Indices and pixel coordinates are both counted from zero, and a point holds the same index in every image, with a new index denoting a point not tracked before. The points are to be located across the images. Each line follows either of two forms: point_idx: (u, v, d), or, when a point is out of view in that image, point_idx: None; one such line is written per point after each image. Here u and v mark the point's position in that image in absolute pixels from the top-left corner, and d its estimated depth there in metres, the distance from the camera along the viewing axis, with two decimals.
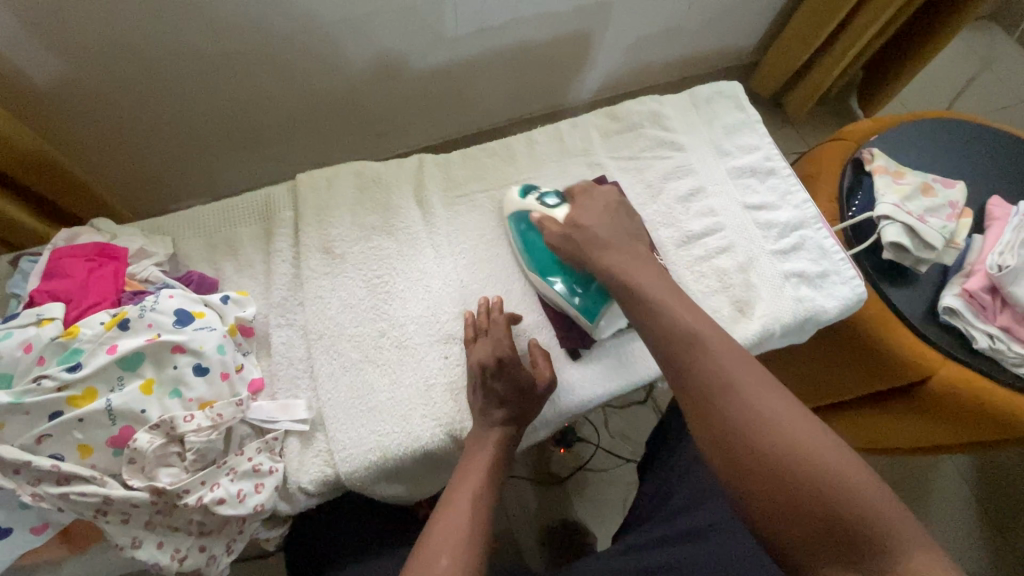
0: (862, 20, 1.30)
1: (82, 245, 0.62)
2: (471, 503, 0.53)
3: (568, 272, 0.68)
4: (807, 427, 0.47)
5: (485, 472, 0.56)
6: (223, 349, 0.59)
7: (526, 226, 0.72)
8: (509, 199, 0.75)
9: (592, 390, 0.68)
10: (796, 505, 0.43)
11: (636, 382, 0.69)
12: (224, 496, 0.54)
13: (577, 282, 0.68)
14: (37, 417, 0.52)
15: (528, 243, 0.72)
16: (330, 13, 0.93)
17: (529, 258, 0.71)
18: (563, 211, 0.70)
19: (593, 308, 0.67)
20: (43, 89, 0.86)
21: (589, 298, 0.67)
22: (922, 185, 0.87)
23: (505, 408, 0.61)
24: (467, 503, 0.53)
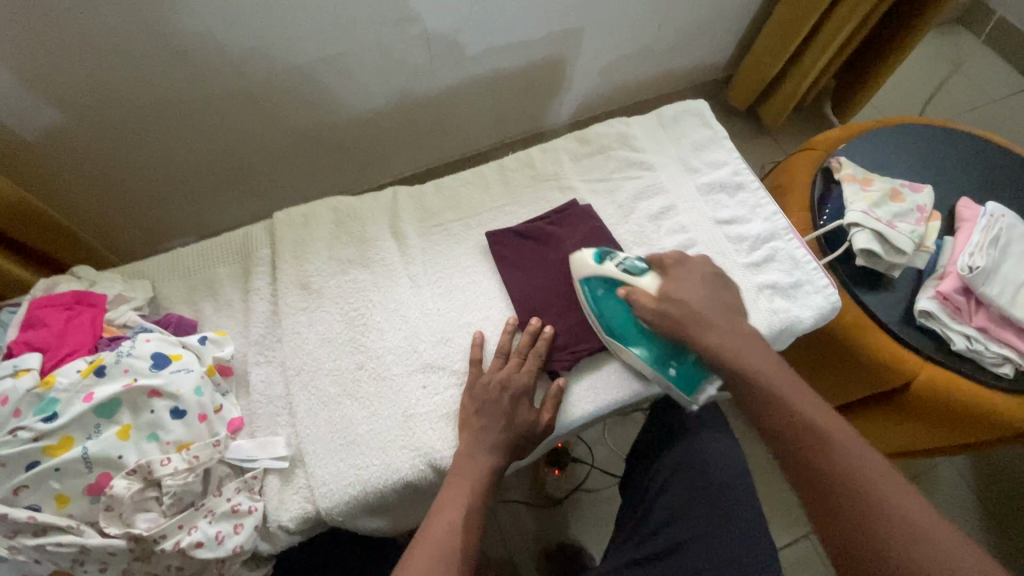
0: (827, 31, 1.34)
1: (60, 294, 0.63)
2: (455, 529, 0.54)
3: (661, 345, 0.68)
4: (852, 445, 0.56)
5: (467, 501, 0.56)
6: (200, 392, 0.60)
7: (602, 288, 0.70)
8: (580, 260, 0.71)
9: (586, 407, 0.69)
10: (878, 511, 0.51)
11: (633, 394, 0.70)
12: (202, 539, 0.53)
13: (672, 355, 0.68)
14: (14, 468, 0.52)
15: (607, 308, 0.70)
16: (308, 53, 0.96)
17: (608, 323, 0.70)
18: (650, 280, 0.69)
19: (687, 378, 0.68)
20: (30, 141, 0.89)
21: (683, 370, 0.68)
22: (891, 192, 0.88)
23: (496, 435, 0.61)
24: (451, 528, 0.54)
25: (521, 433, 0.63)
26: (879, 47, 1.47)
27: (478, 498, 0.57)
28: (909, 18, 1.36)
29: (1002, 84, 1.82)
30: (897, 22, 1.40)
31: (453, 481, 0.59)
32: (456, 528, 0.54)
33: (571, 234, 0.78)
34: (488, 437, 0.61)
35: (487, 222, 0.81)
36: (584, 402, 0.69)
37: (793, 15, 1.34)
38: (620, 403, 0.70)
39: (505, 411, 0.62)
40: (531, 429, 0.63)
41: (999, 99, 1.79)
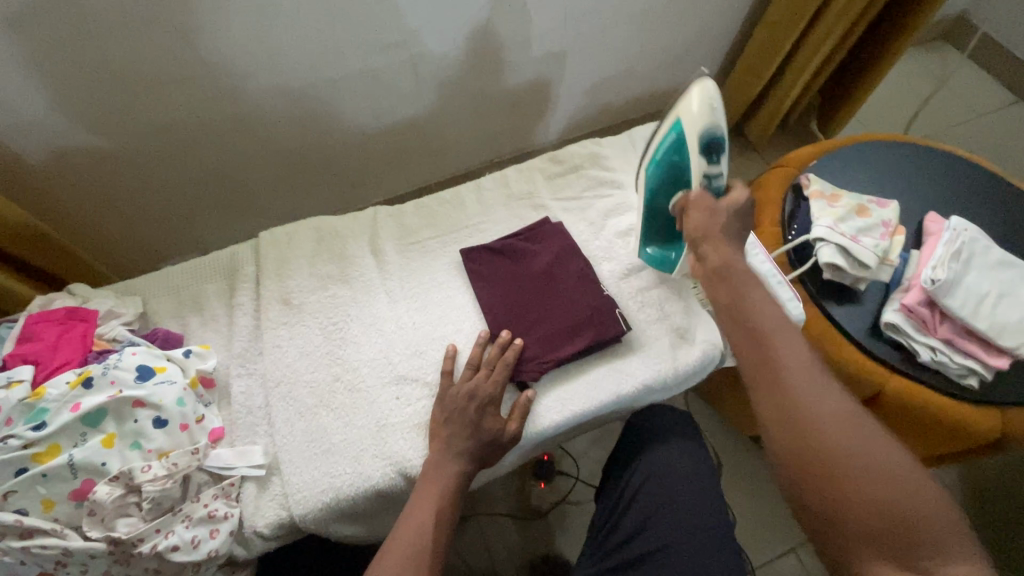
0: (805, 52, 1.38)
1: (54, 310, 0.68)
2: (418, 537, 0.56)
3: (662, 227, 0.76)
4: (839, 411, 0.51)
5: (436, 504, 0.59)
6: (183, 402, 0.64)
7: (681, 159, 0.68)
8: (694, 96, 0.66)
9: (555, 419, 0.71)
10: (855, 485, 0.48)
11: (603, 406, 0.73)
12: (177, 543, 0.56)
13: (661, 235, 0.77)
14: (4, 474, 0.55)
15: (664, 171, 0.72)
16: (298, 79, 1.02)
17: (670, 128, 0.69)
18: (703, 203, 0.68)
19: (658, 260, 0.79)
20: (35, 166, 0.94)
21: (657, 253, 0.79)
22: (857, 207, 0.91)
23: (462, 445, 0.63)
24: (416, 535, 0.56)
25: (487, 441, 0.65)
26: (859, 66, 1.51)
27: (443, 507, 0.59)
28: (887, 36, 1.40)
29: (988, 99, 1.85)
30: (875, 41, 1.44)
31: (419, 490, 0.61)
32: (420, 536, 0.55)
33: (542, 250, 0.81)
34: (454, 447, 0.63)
35: (463, 239, 0.84)
36: (555, 413, 0.71)
37: (771, 37, 1.39)
38: (590, 414, 0.72)
39: (471, 419, 0.65)
40: (498, 437, 0.65)
41: (985, 113, 1.82)
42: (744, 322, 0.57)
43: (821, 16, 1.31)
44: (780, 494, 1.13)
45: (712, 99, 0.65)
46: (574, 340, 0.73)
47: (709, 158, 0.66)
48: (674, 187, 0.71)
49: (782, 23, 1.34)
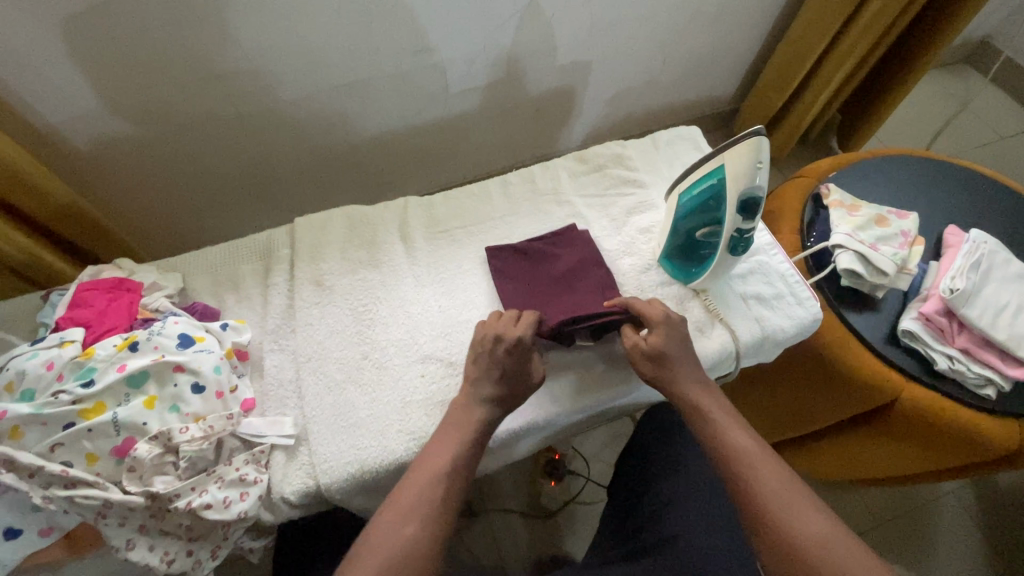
0: (827, 69, 1.40)
1: (104, 280, 0.71)
2: (428, 485, 0.57)
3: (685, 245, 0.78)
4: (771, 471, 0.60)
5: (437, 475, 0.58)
6: (219, 370, 0.67)
7: (716, 205, 0.70)
8: (742, 157, 0.65)
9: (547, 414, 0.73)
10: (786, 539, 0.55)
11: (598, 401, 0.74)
12: (211, 501, 0.59)
13: (682, 250, 0.79)
14: (54, 427, 0.59)
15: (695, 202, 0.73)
16: (333, 78, 1.06)
17: (709, 174, 0.70)
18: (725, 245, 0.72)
19: (675, 268, 0.82)
20: (84, 152, 0.99)
21: (676, 263, 0.81)
22: (876, 217, 0.92)
23: (491, 389, 0.66)
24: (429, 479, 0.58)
25: (510, 385, 0.67)
26: (880, 84, 1.52)
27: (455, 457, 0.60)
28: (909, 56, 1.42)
29: (1010, 122, 1.85)
30: (896, 61, 1.46)
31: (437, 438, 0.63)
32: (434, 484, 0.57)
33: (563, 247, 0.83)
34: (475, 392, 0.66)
35: (489, 231, 0.87)
36: (556, 404, 0.73)
37: (793, 54, 1.41)
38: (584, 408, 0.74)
39: (501, 364, 0.66)
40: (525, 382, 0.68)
41: (1007, 137, 1.82)
42: (717, 449, 0.63)
43: (842, 35, 1.33)
44: None
45: (761, 159, 0.65)
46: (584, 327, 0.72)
47: (746, 215, 0.68)
48: (705, 221, 0.74)
49: (804, 40, 1.36)
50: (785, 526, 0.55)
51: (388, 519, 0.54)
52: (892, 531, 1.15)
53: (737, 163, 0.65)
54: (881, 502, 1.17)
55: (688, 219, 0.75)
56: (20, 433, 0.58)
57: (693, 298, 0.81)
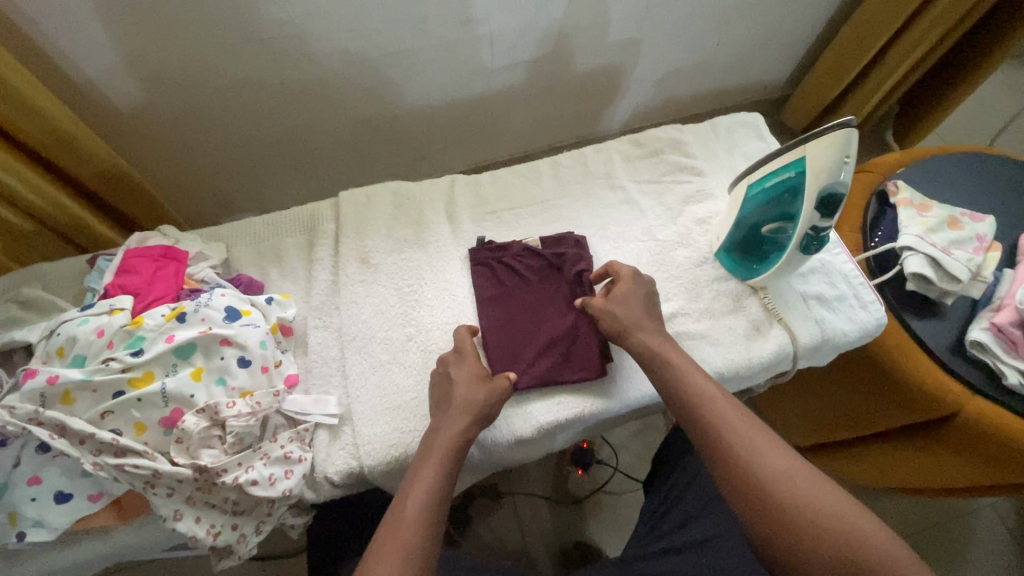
0: (891, 59, 1.31)
1: (150, 247, 0.70)
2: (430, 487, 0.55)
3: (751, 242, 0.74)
4: (769, 447, 0.55)
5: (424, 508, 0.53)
6: (265, 345, 0.65)
7: (793, 199, 0.66)
8: (822, 153, 0.61)
9: (511, 430, 0.69)
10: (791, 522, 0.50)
11: (621, 404, 0.71)
12: (257, 478, 0.59)
13: (745, 247, 0.75)
14: (104, 393, 0.58)
15: (766, 198, 0.69)
16: (375, 49, 1.02)
17: (783, 170, 0.66)
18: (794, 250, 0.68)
19: (733, 263, 0.78)
20: (127, 113, 0.98)
21: (737, 259, 0.77)
22: (949, 218, 0.86)
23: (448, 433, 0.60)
24: (419, 513, 0.53)
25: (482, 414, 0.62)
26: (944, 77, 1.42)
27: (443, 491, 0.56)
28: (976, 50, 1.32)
29: None
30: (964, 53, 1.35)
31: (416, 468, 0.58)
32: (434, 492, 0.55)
33: (550, 298, 0.75)
34: (455, 425, 0.60)
35: (537, 214, 0.84)
36: (532, 419, 0.69)
37: (856, 41, 1.31)
38: (606, 410, 0.71)
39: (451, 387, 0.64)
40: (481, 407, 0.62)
41: None
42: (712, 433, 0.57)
43: (913, 22, 1.22)
44: None
45: (848, 153, 0.60)
46: (539, 259, 0.77)
47: (825, 213, 0.63)
48: (774, 216, 0.70)
49: (871, 26, 1.26)
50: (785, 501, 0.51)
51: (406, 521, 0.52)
52: (928, 541, 1.11)
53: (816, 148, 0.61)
54: (919, 511, 1.13)
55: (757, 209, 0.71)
56: (71, 398, 0.57)
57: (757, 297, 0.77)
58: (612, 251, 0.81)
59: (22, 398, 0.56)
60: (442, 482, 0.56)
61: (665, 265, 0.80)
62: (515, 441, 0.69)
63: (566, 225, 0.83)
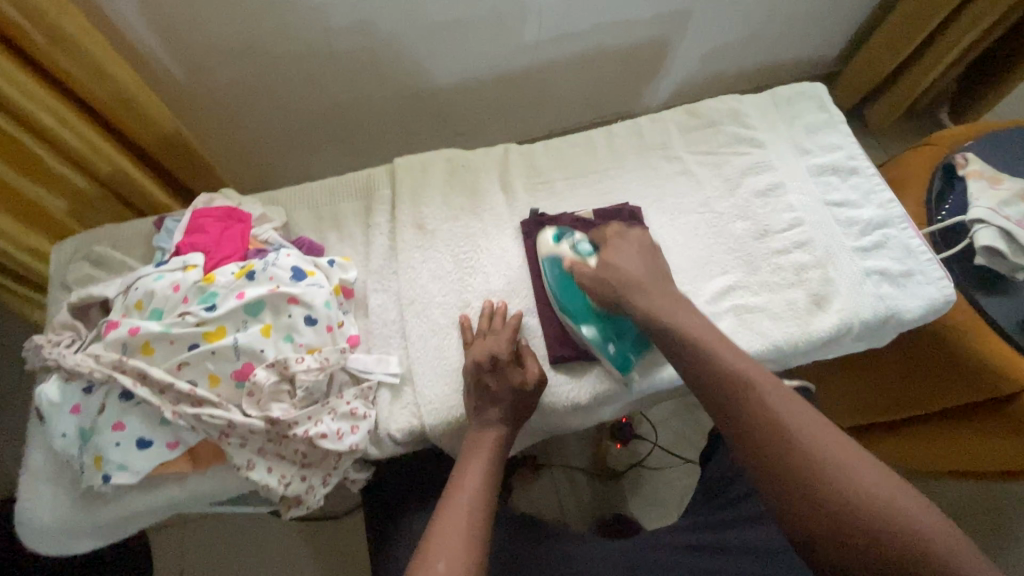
0: (953, 33, 1.23)
1: (215, 208, 0.72)
2: (479, 488, 0.56)
3: (603, 324, 0.68)
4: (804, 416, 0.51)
5: (470, 508, 0.54)
6: (329, 305, 0.66)
7: (560, 275, 0.71)
8: (542, 239, 0.74)
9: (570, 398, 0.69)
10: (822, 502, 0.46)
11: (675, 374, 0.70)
12: (326, 431, 0.60)
13: (614, 334, 0.68)
14: (180, 346, 0.60)
15: (559, 285, 0.70)
16: (420, 20, 1.01)
17: (561, 301, 0.70)
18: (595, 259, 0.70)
19: (626, 359, 0.68)
20: (184, 82, 0.99)
21: (622, 349, 0.68)
22: (1022, 191, 0.82)
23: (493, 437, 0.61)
24: (469, 506, 0.54)
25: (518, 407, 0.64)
26: (1002, 57, 1.34)
27: (488, 483, 0.57)
28: None
29: None
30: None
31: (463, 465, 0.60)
32: (478, 491, 0.56)
33: None
34: (497, 422, 0.62)
35: (591, 183, 0.83)
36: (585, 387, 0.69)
37: (916, 14, 1.23)
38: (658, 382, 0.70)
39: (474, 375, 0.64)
40: (520, 390, 0.64)
41: None
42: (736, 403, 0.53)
43: None
44: None
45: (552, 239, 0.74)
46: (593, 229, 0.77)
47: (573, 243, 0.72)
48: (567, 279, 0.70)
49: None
50: (817, 479, 0.47)
51: (452, 521, 0.53)
52: (979, 526, 1.08)
53: (547, 244, 0.72)
54: (967, 499, 1.10)
55: (573, 296, 0.69)
56: (150, 349, 0.59)
57: (653, 370, 0.70)
58: (669, 222, 0.80)
59: (106, 347, 0.59)
60: (485, 484, 0.57)
61: (723, 237, 0.79)
62: (572, 407, 0.69)
63: (621, 195, 0.82)
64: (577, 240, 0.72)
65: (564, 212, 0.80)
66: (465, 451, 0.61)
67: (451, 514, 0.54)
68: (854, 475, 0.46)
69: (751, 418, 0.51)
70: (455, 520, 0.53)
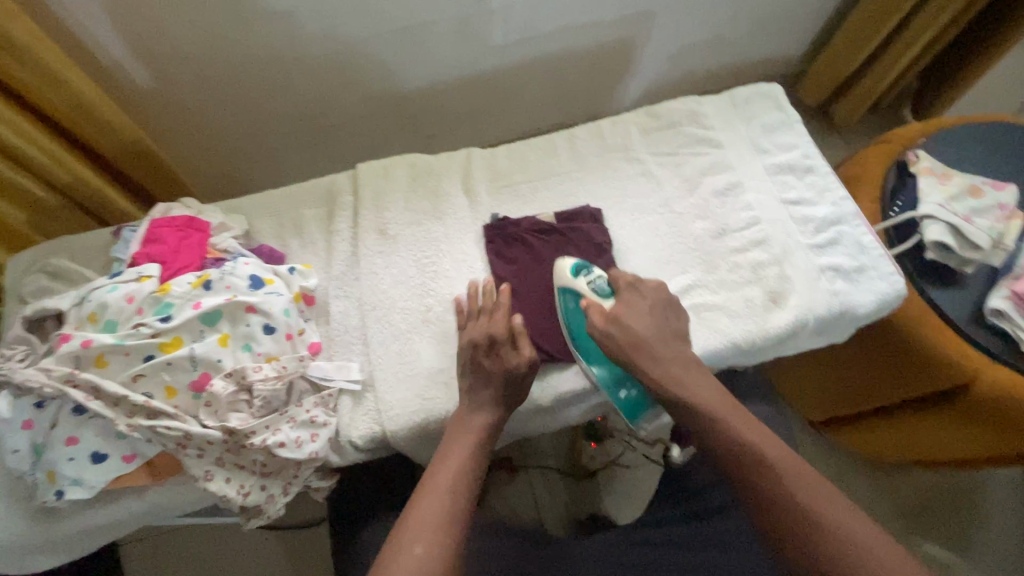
0: (909, 33, 1.26)
1: (174, 217, 0.72)
2: (457, 475, 0.56)
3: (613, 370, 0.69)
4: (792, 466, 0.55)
5: (446, 496, 0.54)
6: (289, 313, 0.66)
7: (574, 308, 0.71)
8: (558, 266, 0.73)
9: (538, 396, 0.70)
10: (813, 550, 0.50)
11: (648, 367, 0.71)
12: (284, 440, 0.60)
13: (625, 381, 0.69)
14: (135, 357, 0.60)
15: (573, 320, 0.71)
16: (385, 23, 1.01)
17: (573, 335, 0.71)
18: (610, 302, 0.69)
19: (635, 408, 0.70)
20: (145, 89, 0.98)
21: (632, 398, 0.69)
22: (970, 187, 0.85)
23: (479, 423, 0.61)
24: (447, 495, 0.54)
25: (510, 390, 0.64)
26: (959, 55, 1.38)
27: (468, 470, 0.57)
28: (993, 25, 1.27)
29: None
30: (981, 28, 1.30)
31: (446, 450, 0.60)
32: (455, 479, 0.56)
33: None
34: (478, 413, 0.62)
35: (554, 186, 0.84)
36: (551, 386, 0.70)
37: (874, 14, 1.26)
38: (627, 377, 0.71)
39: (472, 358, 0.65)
40: (512, 375, 0.63)
41: None
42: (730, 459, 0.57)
43: None
44: (834, 476, 1.12)
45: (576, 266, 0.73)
46: (554, 231, 0.78)
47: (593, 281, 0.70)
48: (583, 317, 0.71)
49: None
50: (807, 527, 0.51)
51: (425, 510, 0.53)
52: (943, 513, 1.10)
53: (564, 275, 0.71)
54: (932, 487, 1.12)
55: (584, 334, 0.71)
56: (104, 362, 0.59)
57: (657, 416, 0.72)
58: (629, 223, 0.81)
59: (58, 361, 0.58)
60: (464, 472, 0.57)
61: (682, 237, 0.80)
62: (534, 406, 0.70)
63: (583, 197, 0.83)
64: (595, 275, 0.71)
65: (526, 215, 0.81)
66: (447, 437, 0.61)
67: (426, 503, 0.54)
68: (838, 523, 0.50)
69: (729, 456, 0.57)
70: (431, 509, 0.53)
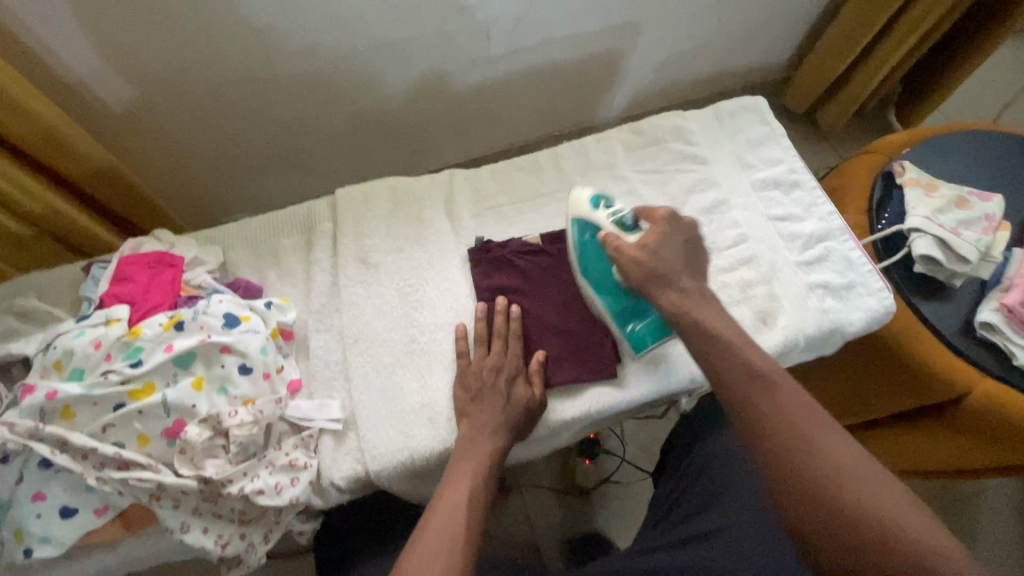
0: (892, 37, 1.26)
1: (145, 253, 0.69)
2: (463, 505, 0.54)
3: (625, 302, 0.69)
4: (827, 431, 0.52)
5: (453, 525, 0.51)
6: (266, 351, 0.63)
7: (590, 238, 0.70)
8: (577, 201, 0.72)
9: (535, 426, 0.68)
10: (842, 516, 0.47)
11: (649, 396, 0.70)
12: (263, 487, 0.58)
13: (634, 313, 0.69)
14: (104, 407, 0.57)
15: (586, 253, 0.70)
16: (365, 41, 0.99)
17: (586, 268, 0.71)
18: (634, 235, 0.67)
19: (643, 340, 0.69)
20: (118, 112, 0.95)
21: (641, 330, 0.69)
22: (957, 198, 0.85)
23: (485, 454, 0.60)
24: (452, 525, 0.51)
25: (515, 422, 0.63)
26: (941, 59, 1.38)
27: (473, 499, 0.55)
28: (975, 29, 1.27)
29: None
30: (962, 32, 1.30)
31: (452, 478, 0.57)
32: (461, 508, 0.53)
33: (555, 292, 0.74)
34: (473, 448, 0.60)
35: (538, 207, 0.83)
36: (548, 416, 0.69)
37: (857, 19, 1.26)
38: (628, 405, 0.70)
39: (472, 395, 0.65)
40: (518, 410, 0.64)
41: None
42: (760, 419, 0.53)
43: None
44: None
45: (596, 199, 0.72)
46: (540, 254, 0.76)
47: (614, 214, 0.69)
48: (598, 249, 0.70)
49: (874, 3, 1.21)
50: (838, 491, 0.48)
51: (429, 541, 0.50)
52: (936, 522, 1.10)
53: (583, 207, 0.71)
54: (925, 495, 1.12)
55: (600, 267, 0.70)
56: (71, 413, 0.57)
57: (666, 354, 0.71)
58: None
59: (22, 414, 0.56)
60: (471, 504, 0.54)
61: None
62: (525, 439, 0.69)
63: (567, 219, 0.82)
64: (616, 211, 0.69)
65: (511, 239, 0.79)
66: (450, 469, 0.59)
67: (430, 536, 0.50)
68: (872, 495, 0.48)
69: (760, 422, 0.53)
70: (437, 539, 0.50)
